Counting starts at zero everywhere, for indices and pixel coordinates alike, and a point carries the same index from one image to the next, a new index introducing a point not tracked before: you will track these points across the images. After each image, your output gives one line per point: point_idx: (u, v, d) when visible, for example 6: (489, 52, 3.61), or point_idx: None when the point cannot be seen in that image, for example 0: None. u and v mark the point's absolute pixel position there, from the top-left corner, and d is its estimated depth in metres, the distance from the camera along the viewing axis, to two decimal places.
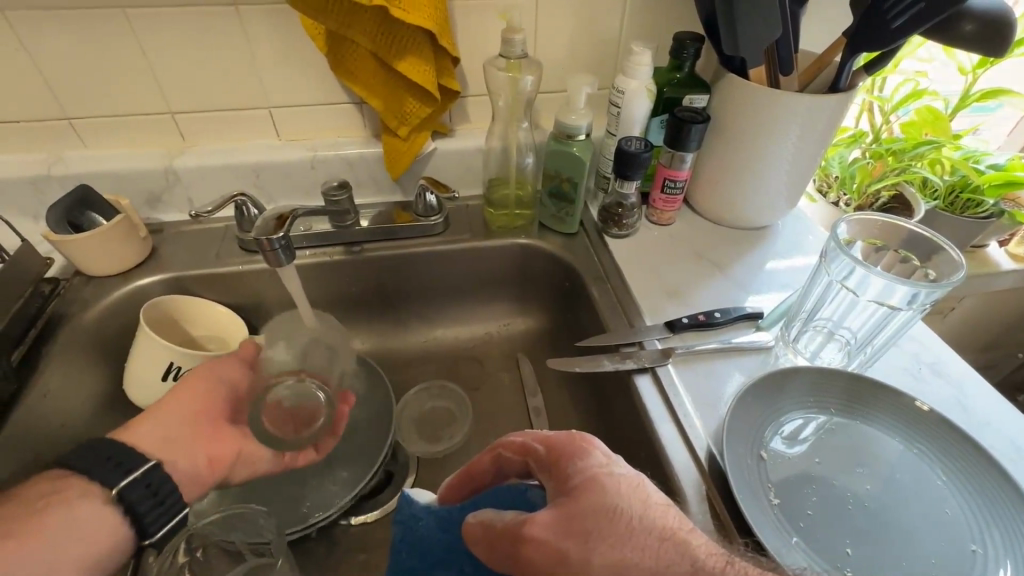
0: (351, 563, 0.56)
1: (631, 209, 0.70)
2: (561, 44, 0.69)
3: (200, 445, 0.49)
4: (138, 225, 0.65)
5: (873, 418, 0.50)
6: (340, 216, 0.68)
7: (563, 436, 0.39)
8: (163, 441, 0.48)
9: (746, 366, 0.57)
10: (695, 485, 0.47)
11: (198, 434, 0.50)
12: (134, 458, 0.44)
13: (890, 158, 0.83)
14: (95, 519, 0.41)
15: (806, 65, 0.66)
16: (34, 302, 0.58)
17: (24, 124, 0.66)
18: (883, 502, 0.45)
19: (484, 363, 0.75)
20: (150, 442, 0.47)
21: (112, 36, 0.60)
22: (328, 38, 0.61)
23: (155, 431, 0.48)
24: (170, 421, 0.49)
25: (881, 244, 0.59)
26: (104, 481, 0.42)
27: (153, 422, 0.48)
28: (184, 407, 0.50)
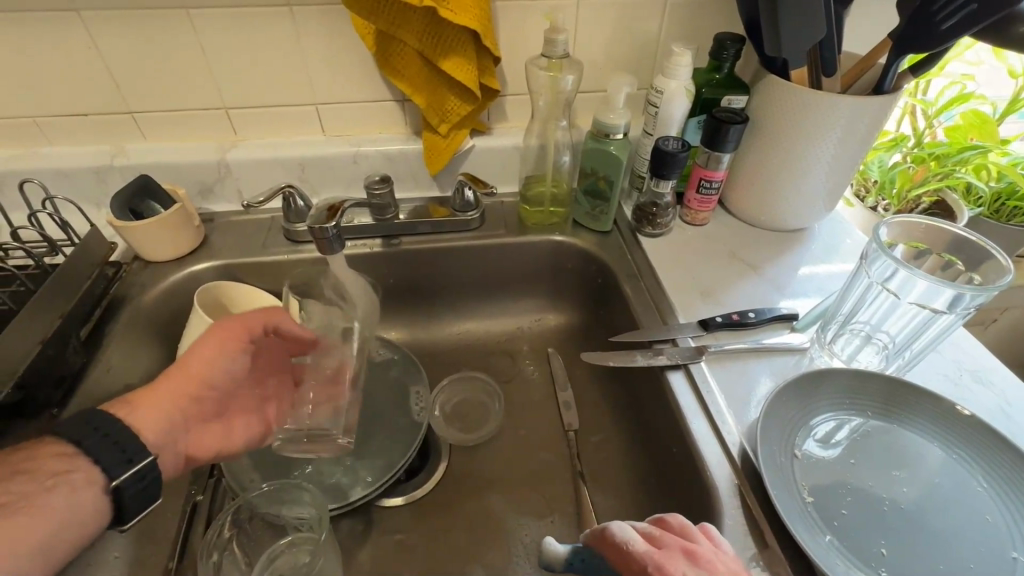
0: (386, 541, 0.57)
1: (666, 209, 0.71)
2: (601, 44, 0.70)
3: (197, 428, 0.50)
4: (192, 214, 0.68)
5: (910, 422, 0.50)
6: (381, 210, 0.71)
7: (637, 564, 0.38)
8: (165, 430, 0.46)
9: (780, 367, 0.57)
10: (728, 481, 0.47)
11: (194, 417, 0.50)
12: (139, 450, 0.41)
13: (932, 163, 0.83)
14: (91, 501, 0.39)
15: (849, 66, 0.66)
16: (99, 283, 0.62)
17: (92, 117, 0.70)
18: (920, 506, 0.44)
19: (515, 357, 0.76)
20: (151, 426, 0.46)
21: (175, 35, 0.64)
22: (377, 38, 0.63)
23: (155, 418, 0.46)
24: (163, 407, 0.47)
25: (924, 248, 0.58)
26: (108, 469, 0.40)
27: (150, 402, 0.46)
28: (180, 388, 0.48)
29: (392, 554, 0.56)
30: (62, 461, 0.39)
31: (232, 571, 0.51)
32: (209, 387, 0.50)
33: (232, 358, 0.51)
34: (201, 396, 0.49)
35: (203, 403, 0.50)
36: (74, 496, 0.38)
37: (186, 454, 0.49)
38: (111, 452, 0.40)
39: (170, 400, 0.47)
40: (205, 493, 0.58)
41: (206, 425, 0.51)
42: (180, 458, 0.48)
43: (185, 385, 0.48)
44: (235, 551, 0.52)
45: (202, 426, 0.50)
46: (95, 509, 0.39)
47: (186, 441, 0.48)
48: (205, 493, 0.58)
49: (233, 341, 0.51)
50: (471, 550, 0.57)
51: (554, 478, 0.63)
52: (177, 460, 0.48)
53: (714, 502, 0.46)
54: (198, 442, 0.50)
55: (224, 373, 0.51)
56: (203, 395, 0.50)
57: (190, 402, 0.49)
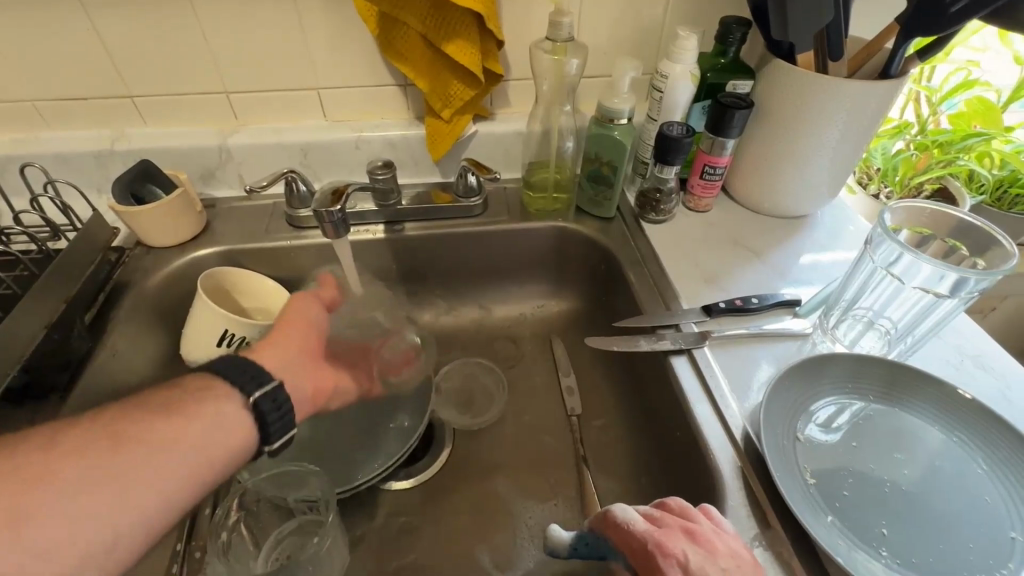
0: (391, 524, 0.58)
1: (669, 195, 0.71)
2: (606, 28, 0.69)
3: (314, 369, 0.50)
4: (194, 200, 0.68)
5: (912, 406, 0.50)
6: (384, 195, 0.70)
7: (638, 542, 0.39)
8: (286, 363, 0.47)
9: (782, 352, 0.58)
10: (731, 464, 0.48)
11: (311, 358, 0.50)
12: (263, 372, 0.42)
13: (936, 150, 0.82)
14: (234, 415, 0.40)
15: (855, 51, 0.65)
16: (103, 269, 0.62)
17: (91, 102, 0.69)
18: (920, 488, 0.45)
19: (518, 343, 0.76)
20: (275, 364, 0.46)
21: (175, 17, 0.63)
22: (380, 21, 0.62)
23: (275, 357, 0.47)
24: (281, 348, 0.48)
25: (928, 233, 0.58)
26: (241, 387, 0.41)
27: (271, 343, 0.47)
28: (295, 334, 0.49)
29: (396, 537, 0.57)
30: (203, 382, 0.41)
31: (241, 550, 0.52)
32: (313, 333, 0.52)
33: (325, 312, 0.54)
34: (309, 339, 0.51)
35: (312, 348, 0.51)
36: (216, 415, 0.39)
37: (310, 392, 0.49)
38: (243, 375, 0.41)
39: (287, 342, 0.48)
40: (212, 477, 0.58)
41: (322, 369, 0.51)
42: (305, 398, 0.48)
43: (292, 333, 0.50)
44: (243, 534, 0.53)
45: (317, 367, 0.51)
46: (238, 421, 0.40)
47: (308, 377, 0.49)
48: None
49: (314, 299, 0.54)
50: (478, 531, 0.57)
51: (558, 461, 0.64)
52: (302, 396, 0.48)
53: (717, 484, 0.47)
54: (317, 378, 0.50)
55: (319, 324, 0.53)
56: (313, 342, 0.51)
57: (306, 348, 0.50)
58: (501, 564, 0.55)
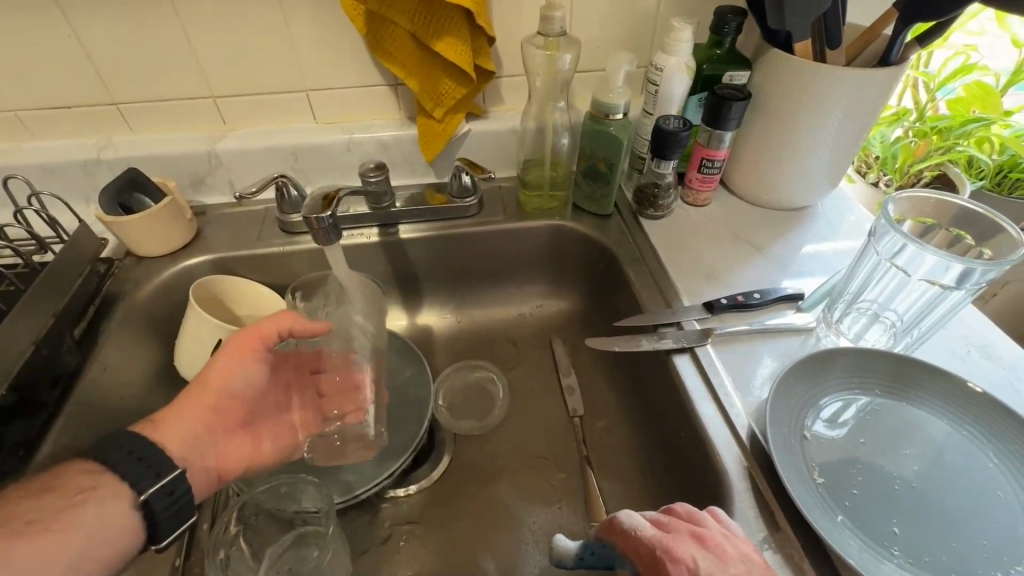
0: (395, 532, 0.57)
1: (667, 190, 0.70)
2: (598, 22, 0.68)
3: (223, 441, 0.50)
4: (184, 207, 0.67)
5: (920, 399, 0.50)
6: (377, 198, 0.69)
7: (645, 547, 0.38)
8: (190, 444, 0.47)
9: (787, 347, 0.57)
10: (738, 464, 0.47)
11: (226, 430, 0.50)
12: (166, 464, 0.41)
13: (935, 137, 0.81)
14: (119, 518, 0.38)
15: (853, 38, 0.64)
16: (92, 281, 0.61)
17: (75, 110, 0.68)
18: (931, 484, 0.44)
19: (518, 344, 0.75)
20: (180, 441, 0.46)
21: (159, 22, 0.62)
22: (367, 20, 0.61)
23: (182, 433, 0.47)
24: (191, 418, 0.47)
25: (931, 223, 0.57)
26: (134, 485, 0.40)
27: (177, 417, 0.47)
28: (206, 400, 0.48)
29: (400, 545, 0.56)
30: (88, 478, 0.39)
31: (241, 563, 0.50)
32: (229, 398, 0.50)
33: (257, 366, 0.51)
34: (223, 407, 0.50)
35: (229, 415, 0.50)
36: (101, 515, 0.37)
37: (213, 468, 0.48)
38: (139, 467, 0.40)
39: (197, 413, 0.48)
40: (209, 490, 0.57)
41: (235, 436, 0.51)
42: (209, 475, 0.48)
43: (205, 401, 0.48)
44: (242, 546, 0.51)
45: (230, 436, 0.50)
46: (122, 526, 0.38)
47: (214, 453, 0.49)
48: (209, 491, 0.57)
49: (251, 352, 0.51)
50: (482, 538, 0.57)
51: (562, 464, 0.63)
52: (204, 476, 0.47)
53: (724, 485, 0.46)
54: (226, 456, 0.49)
55: (241, 386, 0.50)
56: (229, 408, 0.50)
57: (211, 417, 0.49)
58: (507, 570, 0.54)
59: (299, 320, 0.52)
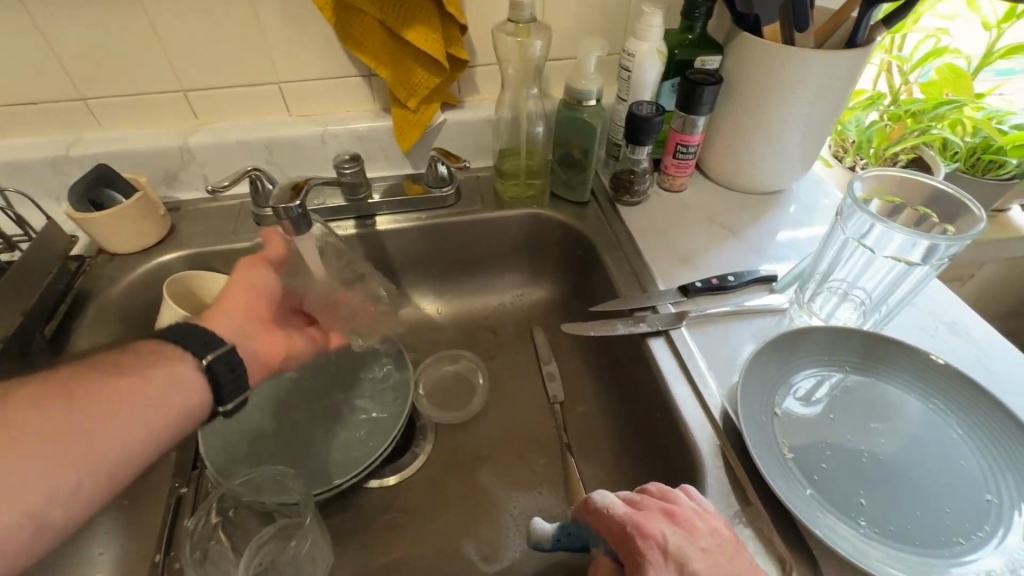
0: (377, 523, 0.57)
1: (643, 175, 0.70)
2: (571, 8, 0.68)
3: (265, 332, 0.52)
4: (157, 203, 0.66)
5: (888, 375, 0.50)
6: (353, 189, 0.69)
7: (616, 521, 0.39)
8: (234, 329, 0.49)
9: (760, 328, 0.57)
10: (710, 442, 0.47)
11: (265, 324, 0.53)
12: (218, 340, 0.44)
13: (909, 120, 0.82)
14: (188, 379, 0.42)
15: (823, 20, 0.64)
16: (63, 279, 0.60)
17: (42, 106, 0.67)
18: (898, 457, 0.45)
19: (499, 333, 0.75)
20: (225, 327, 0.49)
21: (123, 15, 0.61)
22: (336, 9, 0.60)
23: (224, 322, 0.49)
24: (228, 312, 0.50)
25: (899, 202, 0.58)
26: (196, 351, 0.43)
27: (224, 310, 0.50)
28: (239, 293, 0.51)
29: (381, 535, 0.56)
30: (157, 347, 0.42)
31: (221, 557, 0.50)
32: (261, 296, 0.53)
33: (275, 275, 0.54)
34: (257, 302, 0.52)
35: (263, 309, 0.53)
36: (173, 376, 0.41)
37: (260, 355, 0.51)
38: (195, 338, 0.43)
39: (233, 307, 0.50)
40: (190, 485, 0.56)
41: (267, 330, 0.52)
42: (258, 362, 0.51)
43: (238, 299, 0.51)
44: (222, 540, 0.51)
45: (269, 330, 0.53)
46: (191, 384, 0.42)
47: (259, 341, 0.51)
48: (188, 486, 0.56)
49: (266, 258, 0.54)
50: (464, 524, 0.57)
51: (543, 450, 0.63)
52: (254, 359, 0.50)
53: (696, 464, 0.47)
54: (268, 344, 0.52)
55: (267, 286, 0.53)
56: (261, 304, 0.52)
57: (254, 310, 0.51)
58: (487, 556, 0.54)
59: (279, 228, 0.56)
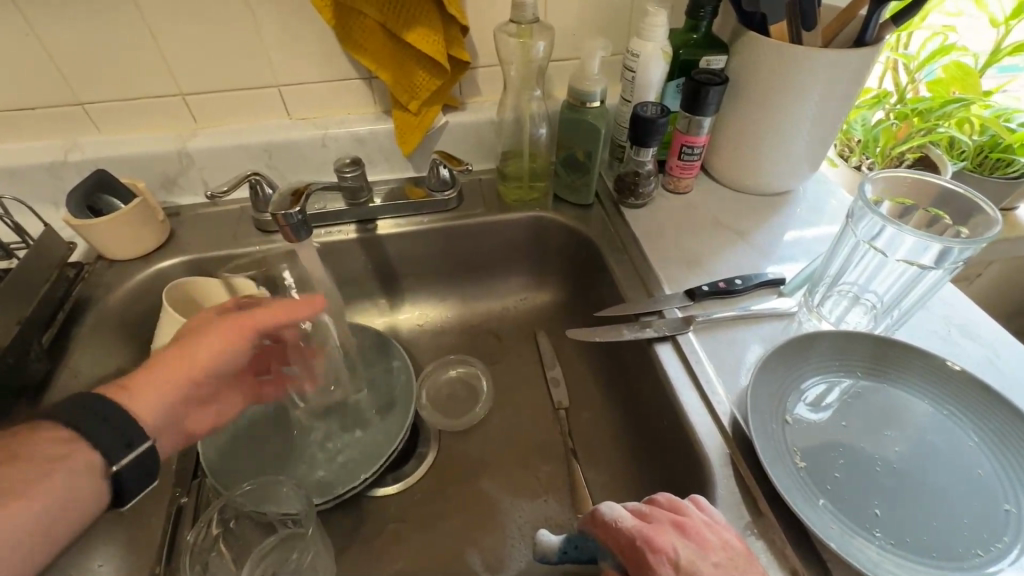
0: (379, 533, 0.56)
1: (647, 178, 0.69)
2: (573, 8, 0.67)
3: (193, 411, 0.47)
4: (156, 208, 0.65)
5: (900, 380, 0.49)
6: (354, 194, 0.68)
7: (626, 538, 0.37)
8: (161, 415, 0.43)
9: (769, 332, 0.56)
10: (719, 450, 0.46)
11: (195, 405, 0.47)
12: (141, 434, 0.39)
13: (915, 119, 0.81)
14: (89, 482, 0.37)
15: (829, 20, 0.63)
16: (61, 286, 0.59)
17: (40, 111, 0.66)
18: (912, 465, 0.44)
19: (502, 338, 0.75)
20: (144, 416, 0.42)
21: (120, 19, 0.60)
22: (335, 11, 0.59)
23: (152, 404, 0.43)
24: (162, 390, 0.43)
25: (910, 204, 0.57)
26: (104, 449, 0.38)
27: (155, 389, 0.43)
28: (181, 373, 0.44)
29: (383, 546, 0.55)
30: (59, 444, 0.37)
31: (221, 570, 0.50)
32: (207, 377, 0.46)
33: (244, 353, 0.49)
34: (200, 383, 0.46)
35: (202, 388, 0.47)
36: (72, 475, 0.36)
37: (179, 438, 0.46)
38: (110, 434, 0.38)
39: (169, 384, 0.44)
40: (190, 495, 0.56)
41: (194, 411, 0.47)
42: (176, 437, 0.46)
43: (180, 367, 0.45)
44: (223, 552, 0.51)
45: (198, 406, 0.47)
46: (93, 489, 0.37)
47: (184, 424, 0.46)
48: (189, 496, 0.56)
49: (249, 330, 0.48)
50: (467, 533, 0.56)
51: (547, 456, 0.62)
52: (171, 443, 0.45)
53: (705, 474, 0.46)
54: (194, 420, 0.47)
55: (226, 365, 0.47)
56: (204, 383, 0.47)
57: (189, 390, 0.45)
58: (492, 566, 0.53)
59: (304, 305, 0.50)
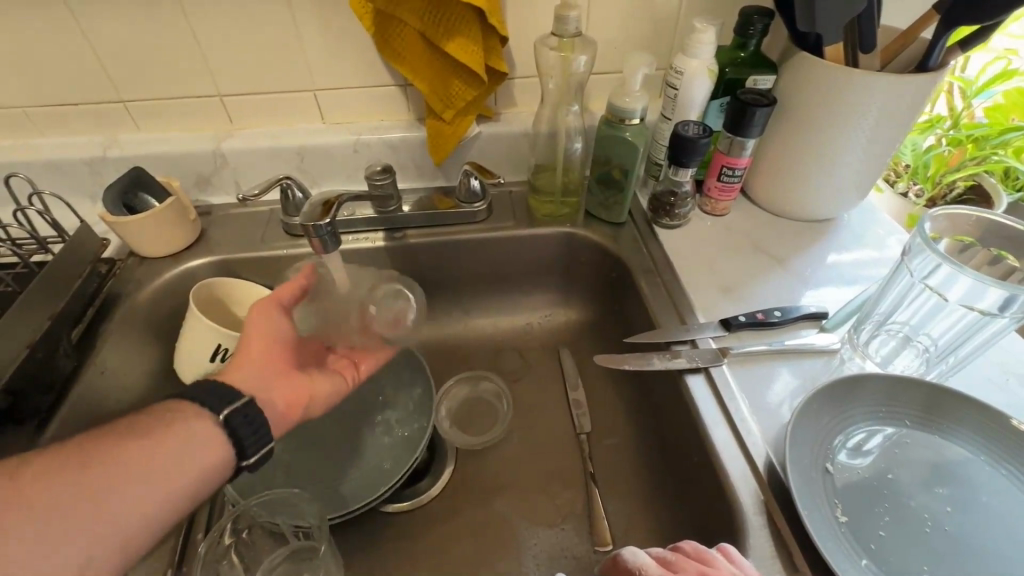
0: (389, 552, 0.55)
1: (684, 199, 0.67)
2: (616, 20, 0.65)
3: (284, 381, 0.49)
4: (188, 207, 0.65)
5: (953, 433, 0.46)
6: (383, 202, 0.67)
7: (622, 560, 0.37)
8: (252, 380, 0.47)
9: (809, 370, 0.53)
10: (753, 495, 0.44)
11: (281, 375, 0.49)
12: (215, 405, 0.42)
13: (970, 145, 0.76)
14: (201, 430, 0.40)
15: (887, 41, 0.60)
16: (92, 282, 0.60)
17: (82, 106, 0.67)
18: (965, 528, 0.41)
19: (525, 355, 0.73)
20: (244, 384, 0.46)
21: (164, 18, 0.60)
22: (376, 18, 0.59)
23: (246, 377, 0.46)
24: (246, 367, 0.47)
25: (971, 242, 0.53)
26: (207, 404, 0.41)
27: (243, 364, 0.47)
28: (254, 346, 0.48)
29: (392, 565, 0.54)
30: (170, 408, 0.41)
31: None
32: (275, 343, 0.50)
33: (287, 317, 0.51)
34: (273, 351, 0.49)
35: (277, 358, 0.49)
36: (186, 442, 0.39)
37: (282, 405, 0.48)
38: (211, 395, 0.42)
39: (249, 359, 0.47)
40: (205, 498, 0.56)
41: (296, 379, 0.50)
42: (281, 413, 0.48)
43: (252, 348, 0.48)
44: (235, 562, 0.50)
45: (285, 377, 0.49)
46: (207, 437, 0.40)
47: (281, 394, 0.48)
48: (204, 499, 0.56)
49: (277, 303, 0.51)
50: (480, 559, 0.54)
51: (566, 483, 0.60)
52: (274, 410, 0.47)
53: (737, 522, 0.43)
54: (283, 392, 0.48)
55: (281, 331, 0.50)
56: (277, 353, 0.50)
57: (266, 358, 0.48)
58: None
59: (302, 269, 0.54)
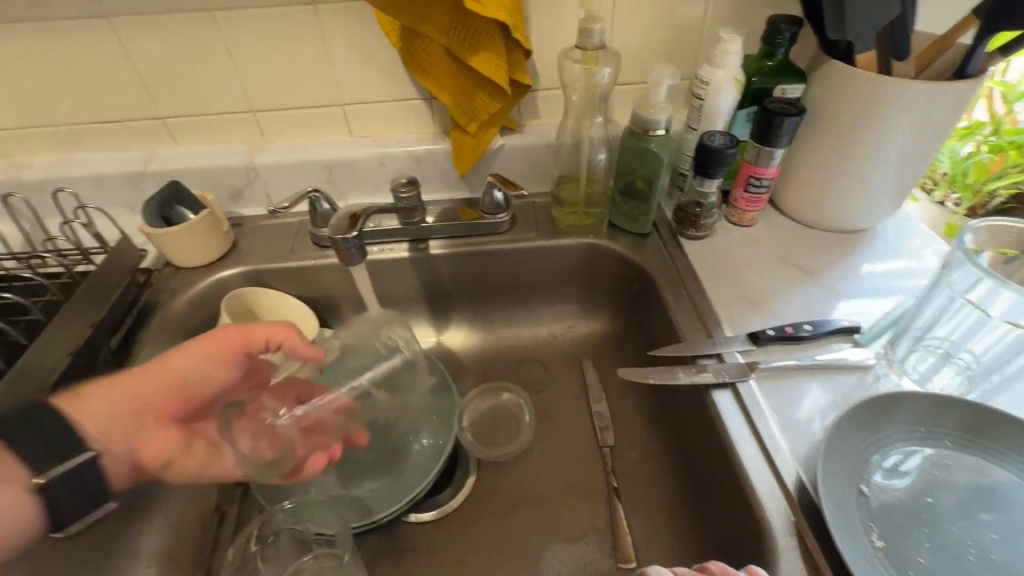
0: (412, 562, 0.55)
1: (710, 209, 0.66)
2: (640, 32, 0.65)
3: (150, 430, 0.50)
4: (221, 219, 0.68)
5: (998, 455, 0.44)
6: (408, 213, 0.68)
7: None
8: (107, 425, 0.48)
9: (842, 387, 0.52)
10: (784, 516, 0.43)
11: (151, 419, 0.51)
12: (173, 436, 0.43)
13: (1013, 152, 0.71)
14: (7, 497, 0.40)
15: (922, 47, 0.59)
16: (131, 291, 0.62)
17: (125, 124, 0.70)
18: (1013, 556, 0.39)
19: (547, 367, 0.72)
20: (94, 424, 0.47)
21: (202, 38, 0.63)
22: (402, 34, 0.60)
23: (100, 408, 0.48)
24: (111, 395, 0.48)
25: (1014, 254, 0.51)
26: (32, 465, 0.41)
27: (120, 391, 0.49)
28: (161, 379, 0.50)
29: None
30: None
31: None
32: (189, 383, 0.52)
33: (237, 367, 0.54)
34: (171, 392, 0.51)
35: (169, 403, 0.52)
36: None
37: (133, 461, 0.49)
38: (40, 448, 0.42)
39: (133, 386, 0.49)
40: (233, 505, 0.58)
41: (169, 430, 0.51)
42: (128, 465, 0.49)
43: (150, 377, 0.50)
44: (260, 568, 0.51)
45: (157, 428, 0.51)
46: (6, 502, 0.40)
47: (134, 444, 0.49)
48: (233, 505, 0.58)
49: (228, 354, 0.53)
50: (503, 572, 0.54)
51: (589, 497, 0.59)
52: (120, 469, 0.48)
53: (767, 543, 0.42)
54: (143, 443, 0.49)
55: (208, 373, 0.53)
56: (185, 388, 0.52)
57: (155, 399, 0.51)
58: None
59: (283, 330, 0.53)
